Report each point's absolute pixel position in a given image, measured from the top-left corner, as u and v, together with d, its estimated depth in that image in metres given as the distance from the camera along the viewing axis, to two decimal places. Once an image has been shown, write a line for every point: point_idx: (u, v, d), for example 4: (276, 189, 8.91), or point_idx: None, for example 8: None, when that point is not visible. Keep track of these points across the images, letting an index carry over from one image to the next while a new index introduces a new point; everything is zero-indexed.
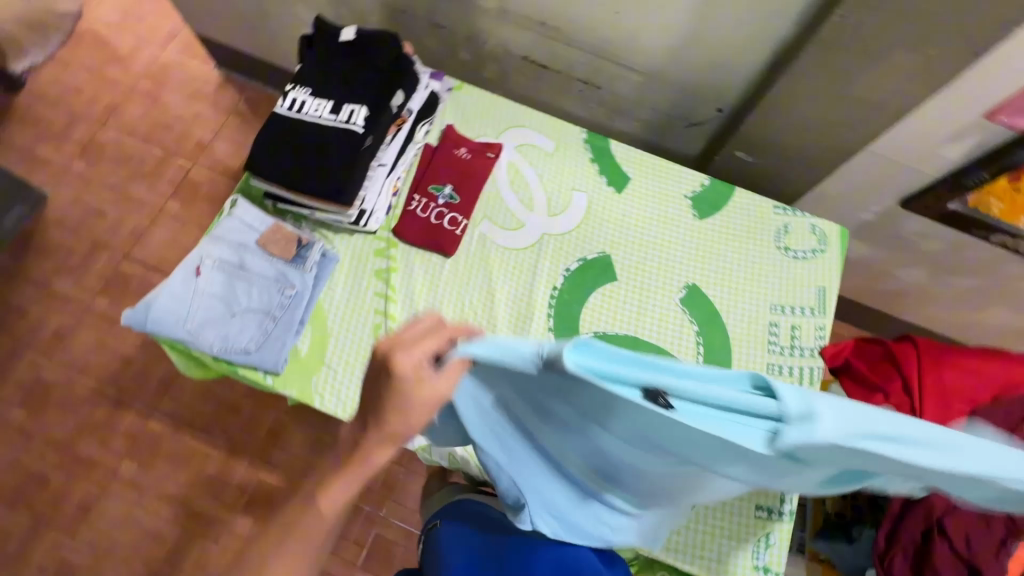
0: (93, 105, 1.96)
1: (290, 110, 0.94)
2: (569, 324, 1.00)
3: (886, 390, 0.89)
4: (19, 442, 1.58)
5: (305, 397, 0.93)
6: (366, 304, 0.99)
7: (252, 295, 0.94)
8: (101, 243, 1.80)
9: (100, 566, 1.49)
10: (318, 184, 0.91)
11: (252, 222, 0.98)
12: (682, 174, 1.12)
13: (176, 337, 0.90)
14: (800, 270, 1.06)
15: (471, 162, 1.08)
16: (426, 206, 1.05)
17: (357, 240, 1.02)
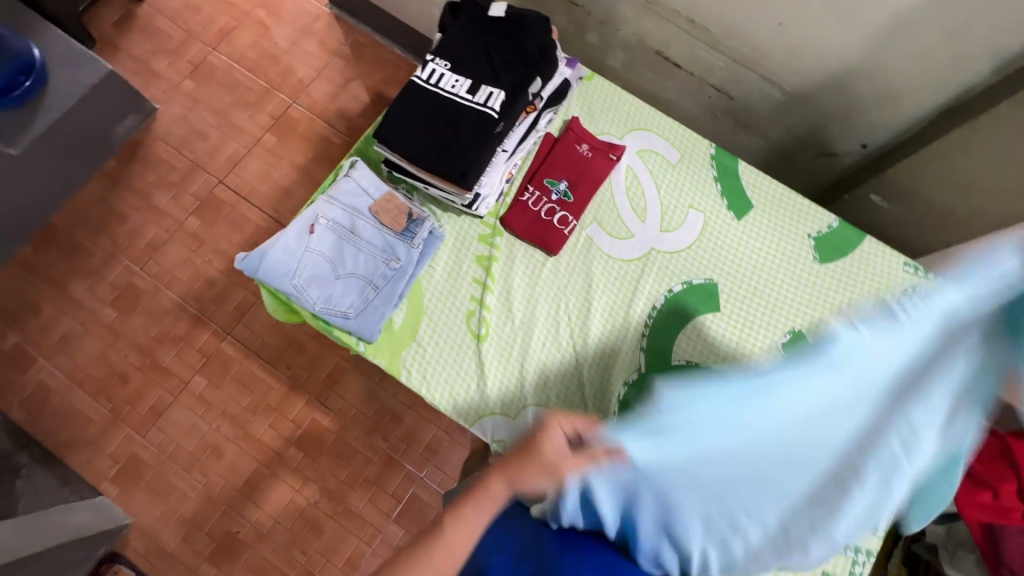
0: (208, 25, 1.99)
1: (427, 82, 0.91)
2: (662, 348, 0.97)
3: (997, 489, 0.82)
4: (107, 338, 1.71)
5: (393, 370, 0.94)
6: (464, 288, 0.99)
7: (358, 261, 0.95)
8: (199, 165, 1.86)
9: (163, 467, 1.62)
10: (444, 164, 0.89)
11: (368, 188, 0.97)
12: (811, 211, 1.05)
13: (283, 290, 0.92)
14: None
15: (590, 161, 1.04)
16: (538, 200, 1.02)
17: (464, 222, 1.02)
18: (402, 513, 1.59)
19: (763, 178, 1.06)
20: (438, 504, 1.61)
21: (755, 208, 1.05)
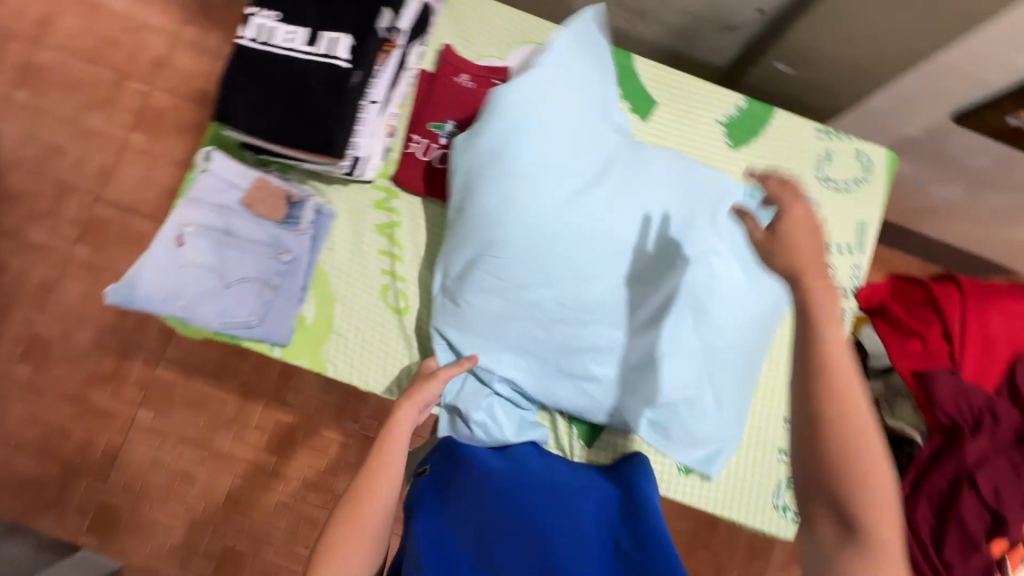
0: (22, 19, 1.69)
1: (255, 42, 0.77)
2: None
3: (925, 336, 0.85)
4: (30, 396, 1.58)
5: (317, 367, 0.88)
6: (371, 263, 0.91)
7: (245, 264, 0.85)
8: (67, 185, 1.65)
9: (137, 506, 1.56)
10: (302, 133, 0.77)
11: (232, 178, 0.86)
12: (716, 94, 0.98)
13: (169, 314, 0.82)
14: (841, 203, 0.97)
15: (474, 91, 0.92)
16: (427, 149, 0.92)
17: (353, 192, 0.92)
18: None
19: (661, 69, 0.98)
20: None
21: (659, 104, 0.98)
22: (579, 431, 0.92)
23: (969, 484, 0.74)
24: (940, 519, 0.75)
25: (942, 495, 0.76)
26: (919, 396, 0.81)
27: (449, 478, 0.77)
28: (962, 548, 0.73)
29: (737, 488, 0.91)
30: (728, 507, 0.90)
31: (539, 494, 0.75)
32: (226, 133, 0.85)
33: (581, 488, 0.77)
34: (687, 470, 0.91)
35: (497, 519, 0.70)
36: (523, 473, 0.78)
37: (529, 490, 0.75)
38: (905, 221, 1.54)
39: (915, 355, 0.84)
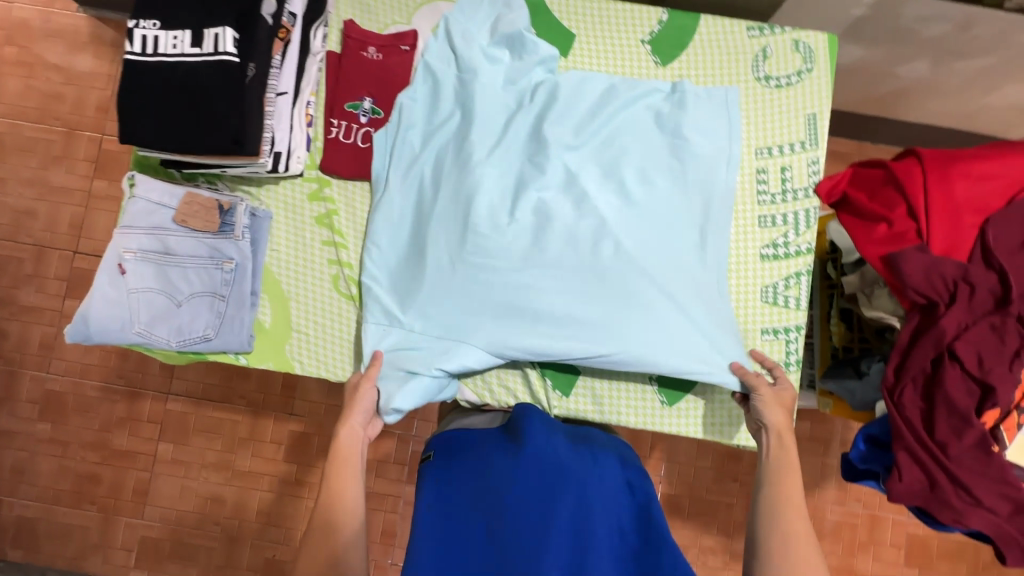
0: None
1: (143, 54, 0.76)
2: None
3: (890, 218, 0.80)
4: (56, 450, 1.64)
5: (284, 366, 0.89)
6: (317, 256, 0.90)
7: (191, 279, 0.86)
8: (45, 244, 1.68)
9: (177, 535, 1.62)
10: (211, 137, 0.76)
11: (161, 198, 0.85)
12: (637, 15, 0.93)
13: (130, 341, 0.84)
14: (787, 100, 0.92)
15: (384, 63, 0.91)
16: (348, 131, 0.91)
17: (285, 188, 0.91)
18: (411, 472, 1.61)
19: (574, 1, 0.94)
20: None
21: (579, 39, 0.94)
22: (555, 383, 0.89)
23: (951, 360, 0.71)
24: (928, 402, 0.73)
25: (927, 376, 0.73)
26: (890, 281, 0.77)
27: (467, 468, 0.74)
28: (955, 426, 0.71)
29: (727, 414, 0.89)
30: (721, 432, 0.89)
31: (539, 485, 0.69)
32: (144, 154, 0.85)
33: (588, 475, 0.72)
34: (671, 402, 0.89)
35: (498, 516, 0.69)
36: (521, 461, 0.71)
37: (527, 485, 0.69)
38: (879, 112, 1.46)
39: (883, 240, 0.80)
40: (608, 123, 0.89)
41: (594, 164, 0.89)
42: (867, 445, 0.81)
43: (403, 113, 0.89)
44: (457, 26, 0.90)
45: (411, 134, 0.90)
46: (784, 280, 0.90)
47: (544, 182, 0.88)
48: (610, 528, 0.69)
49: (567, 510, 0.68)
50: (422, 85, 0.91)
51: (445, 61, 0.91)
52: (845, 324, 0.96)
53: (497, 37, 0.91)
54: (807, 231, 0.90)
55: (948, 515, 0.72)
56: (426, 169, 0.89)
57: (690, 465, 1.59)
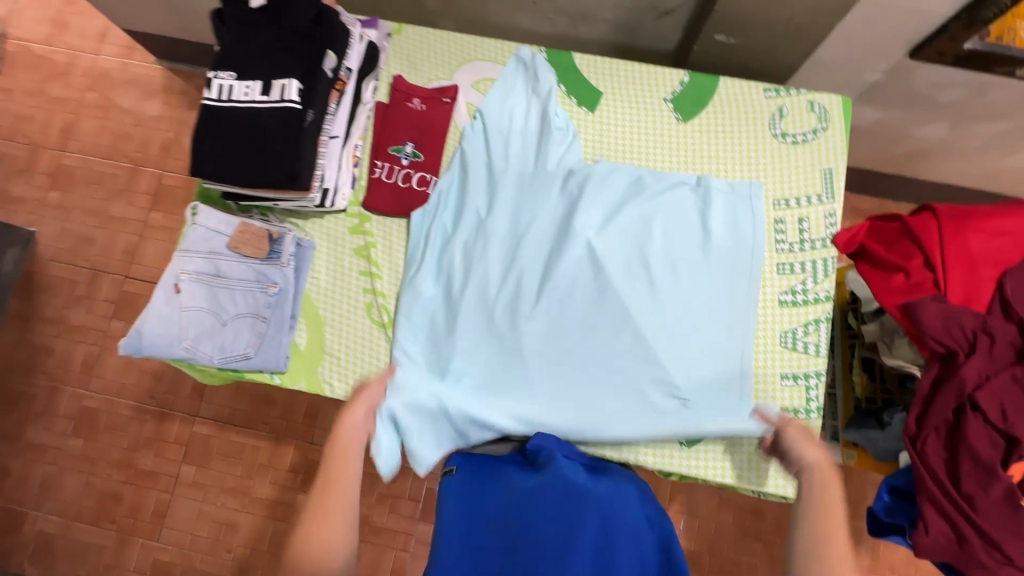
0: (48, 129, 1.90)
1: (218, 99, 0.86)
2: None
3: (907, 269, 0.82)
4: (84, 466, 1.69)
5: (315, 388, 0.93)
6: (354, 285, 0.96)
7: (237, 301, 0.92)
8: (99, 268, 1.80)
9: (189, 560, 1.62)
10: (270, 172, 0.84)
11: (218, 226, 0.94)
12: (662, 80, 1.01)
13: (176, 356, 0.90)
14: (802, 155, 0.97)
15: (426, 112, 1.00)
16: (391, 171, 0.99)
17: (329, 221, 0.98)
18: (425, 510, 1.60)
19: (604, 68, 1.03)
20: None
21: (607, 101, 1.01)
22: None
23: (973, 412, 0.70)
24: (952, 453, 0.72)
25: (950, 427, 0.73)
26: (908, 330, 0.78)
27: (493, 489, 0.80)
28: (980, 478, 0.69)
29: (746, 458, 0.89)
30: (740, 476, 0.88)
31: (565, 502, 0.76)
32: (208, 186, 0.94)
33: (611, 498, 0.78)
34: (689, 443, 0.90)
35: (519, 534, 0.75)
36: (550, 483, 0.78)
37: (555, 501, 0.76)
38: (899, 171, 1.50)
39: (900, 290, 0.81)
40: (633, 212, 0.95)
41: (616, 250, 0.94)
42: (891, 496, 0.79)
43: (439, 194, 0.97)
44: (492, 116, 0.99)
45: (446, 215, 0.97)
46: (803, 326, 0.92)
47: (571, 264, 0.93)
48: (630, 552, 0.74)
49: (589, 530, 0.74)
50: (457, 168, 0.98)
51: (478, 146, 0.98)
52: (867, 374, 0.97)
53: (530, 130, 0.99)
54: (825, 279, 0.93)
55: (978, 572, 0.70)
56: (458, 247, 0.96)
57: (710, 520, 1.54)
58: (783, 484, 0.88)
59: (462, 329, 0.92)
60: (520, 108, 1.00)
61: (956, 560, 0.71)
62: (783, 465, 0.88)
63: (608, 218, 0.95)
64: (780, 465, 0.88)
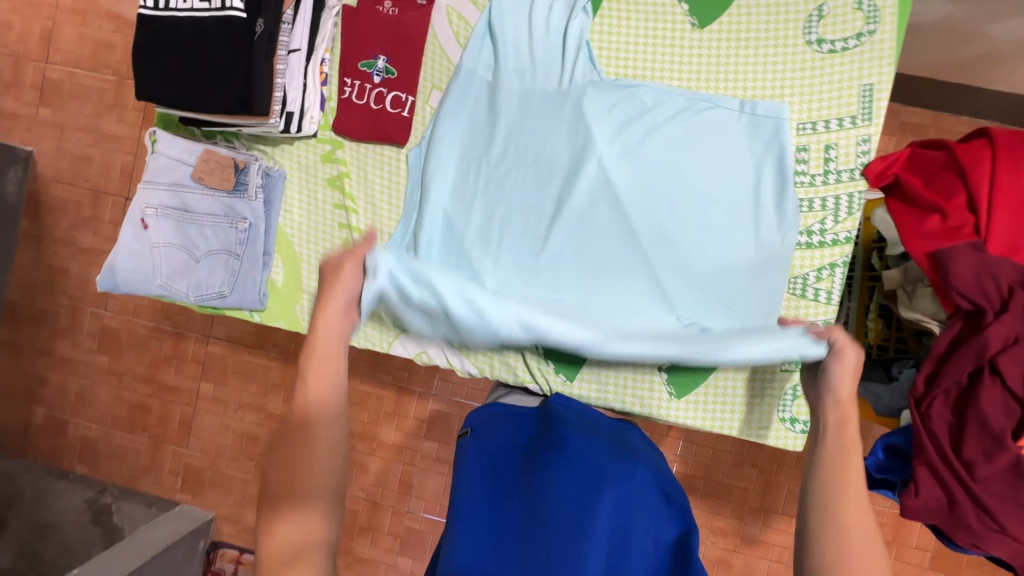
0: (29, 39, 1.79)
1: (154, 8, 0.76)
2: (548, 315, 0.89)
3: (945, 209, 0.71)
4: (113, 380, 1.79)
5: (294, 326, 0.91)
6: (329, 219, 0.91)
7: (208, 237, 0.88)
8: (100, 189, 1.78)
9: (216, 464, 1.76)
10: (220, 93, 0.76)
11: (180, 155, 0.87)
12: (682, 57, 0.85)
13: (153, 293, 0.88)
14: (838, 67, 0.82)
15: (399, 18, 0.87)
16: (362, 91, 0.88)
17: (299, 148, 0.90)
18: (429, 429, 1.66)
19: (611, 25, 0.86)
20: (458, 412, 1.65)
21: (628, 69, 0.86)
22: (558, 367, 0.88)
23: (992, 376, 0.63)
24: (959, 418, 0.66)
25: (961, 390, 0.66)
26: (933, 281, 0.69)
27: (497, 474, 0.72)
28: (986, 446, 0.64)
29: (736, 411, 0.85)
30: (729, 429, 0.85)
31: (578, 487, 0.66)
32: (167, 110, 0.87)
33: (623, 473, 0.70)
34: (678, 394, 0.86)
35: (538, 523, 0.65)
36: (564, 461, 0.69)
37: (570, 480, 0.67)
38: (963, 79, 1.27)
39: (936, 234, 0.70)
40: (667, 152, 0.84)
41: (657, 183, 0.84)
42: (886, 454, 0.75)
43: (440, 144, 0.88)
44: (507, 33, 0.86)
45: (454, 165, 0.89)
46: (816, 272, 0.83)
47: (606, 205, 0.86)
48: (647, 537, 0.66)
49: (606, 516, 0.65)
50: (480, 105, 0.88)
51: (484, 61, 0.87)
52: (883, 322, 0.88)
53: (543, 68, 0.86)
54: (848, 218, 0.82)
55: (966, 537, 0.67)
56: (475, 209, 0.88)
57: (708, 447, 1.56)
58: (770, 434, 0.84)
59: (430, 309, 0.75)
60: (559, 3, 0.85)
61: (944, 523, 0.68)
62: (778, 417, 0.83)
63: (640, 159, 0.85)
64: (774, 417, 0.83)
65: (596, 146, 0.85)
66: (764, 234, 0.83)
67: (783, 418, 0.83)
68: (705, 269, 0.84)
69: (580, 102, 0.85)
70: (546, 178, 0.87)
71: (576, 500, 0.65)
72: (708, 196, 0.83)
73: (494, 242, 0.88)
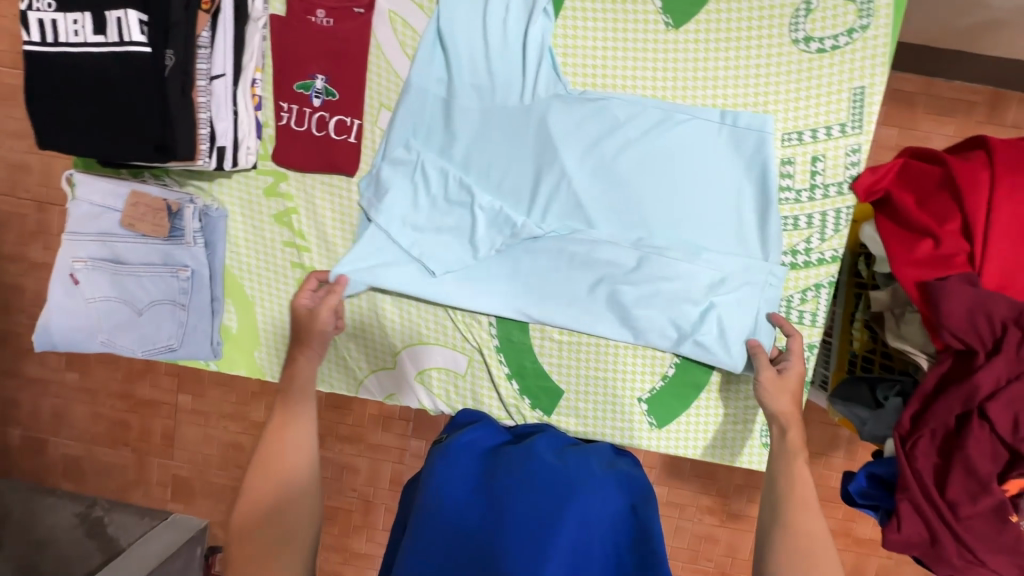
0: None
1: (42, 42, 0.66)
2: (522, 360, 0.84)
3: (937, 235, 0.66)
4: (88, 397, 1.74)
5: (255, 373, 0.86)
6: (279, 258, 0.84)
7: (147, 288, 0.80)
8: (44, 200, 1.60)
9: (203, 474, 1.74)
10: (134, 140, 0.68)
11: (104, 200, 0.78)
12: (658, 63, 0.76)
13: (97, 350, 0.82)
14: (827, 69, 0.74)
15: (336, 30, 0.76)
16: (301, 116, 0.79)
17: (238, 182, 0.82)
18: (417, 428, 1.55)
19: (576, 30, 0.77)
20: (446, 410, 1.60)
21: (597, 79, 0.78)
22: (535, 402, 0.85)
23: (980, 421, 0.61)
24: (945, 457, 0.65)
25: (949, 431, 0.64)
26: (923, 315, 0.66)
27: (460, 466, 0.65)
28: (971, 488, 0.63)
29: (719, 438, 0.83)
30: (712, 455, 0.84)
31: (542, 488, 0.61)
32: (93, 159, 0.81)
33: (590, 483, 0.64)
34: (659, 423, 0.83)
35: (501, 517, 0.58)
36: (531, 463, 0.64)
37: (535, 480, 0.62)
38: None
39: (926, 264, 0.66)
40: (642, 172, 0.77)
41: (630, 203, 0.78)
42: (869, 481, 0.73)
43: (389, 169, 0.79)
44: (459, 43, 0.76)
45: (405, 194, 0.79)
46: (800, 293, 0.79)
47: (579, 231, 0.79)
48: (604, 548, 0.60)
49: (570, 519, 0.58)
50: (434, 126, 0.79)
51: (435, 77, 0.78)
52: (869, 333, 0.83)
53: (502, 81, 0.77)
54: (835, 236, 0.77)
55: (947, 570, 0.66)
56: (432, 243, 0.80)
57: None
58: (736, 451, 0.83)
59: (412, 192, 0.80)
60: (517, 2, 0.75)
61: (925, 555, 0.67)
62: (759, 442, 0.83)
63: (611, 179, 0.78)
64: (755, 442, 0.83)
65: (564, 166, 0.77)
66: (747, 246, 0.77)
67: (765, 443, 0.82)
68: (682, 300, 0.78)
69: (545, 119, 0.77)
70: (512, 204, 0.80)
71: (536, 495, 0.60)
72: (684, 219, 0.77)
73: (457, 272, 0.81)
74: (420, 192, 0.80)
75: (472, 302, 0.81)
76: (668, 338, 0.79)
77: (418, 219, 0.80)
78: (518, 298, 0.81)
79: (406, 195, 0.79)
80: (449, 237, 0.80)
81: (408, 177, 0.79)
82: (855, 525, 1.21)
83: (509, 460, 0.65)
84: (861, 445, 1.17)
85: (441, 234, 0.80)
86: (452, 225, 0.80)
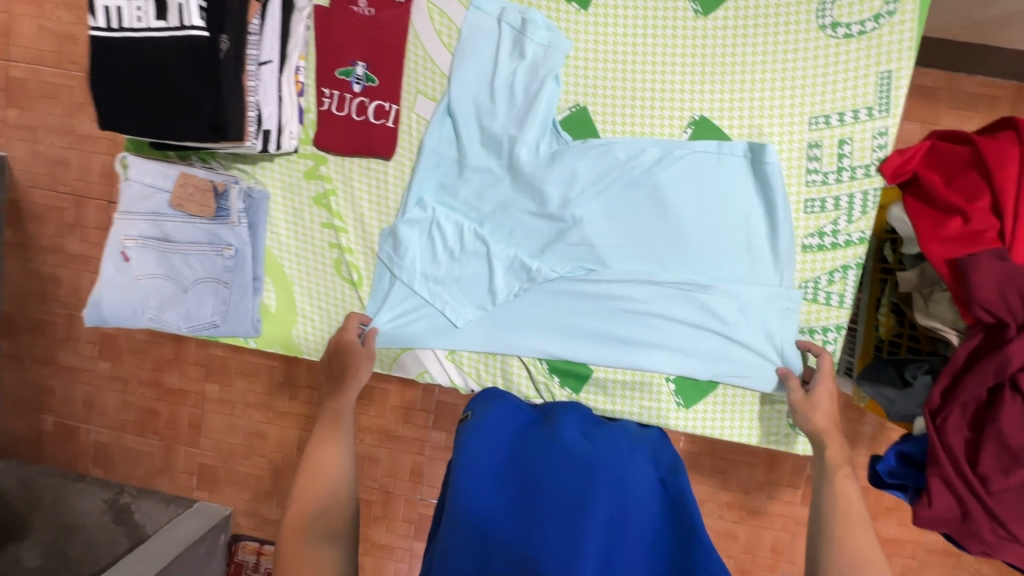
0: None
1: (107, 28, 0.71)
2: None
3: (966, 212, 0.67)
4: (118, 387, 1.74)
5: (292, 351, 0.89)
6: (318, 239, 0.87)
7: (194, 266, 0.84)
8: (81, 194, 1.63)
9: (229, 462, 1.73)
10: (190, 120, 0.72)
11: (154, 181, 0.82)
12: (657, 119, 0.81)
13: (144, 326, 0.85)
14: (852, 54, 0.75)
15: (376, 19, 0.80)
16: (341, 101, 0.82)
17: (280, 165, 0.86)
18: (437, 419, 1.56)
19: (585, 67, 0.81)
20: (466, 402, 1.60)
21: (600, 127, 0.82)
22: (563, 380, 0.87)
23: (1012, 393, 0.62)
24: (975, 430, 0.66)
25: (979, 405, 0.66)
26: (953, 290, 0.66)
27: (488, 446, 0.65)
28: (1003, 461, 0.63)
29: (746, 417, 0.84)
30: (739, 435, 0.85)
31: (571, 469, 0.61)
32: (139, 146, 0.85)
33: (618, 463, 0.64)
34: (687, 403, 0.85)
35: (533, 498, 0.58)
36: (559, 447, 0.64)
37: (565, 461, 0.62)
38: None
39: (955, 240, 0.66)
40: (648, 219, 0.80)
41: (639, 247, 0.81)
42: (897, 461, 0.74)
43: (408, 229, 0.83)
44: (464, 103, 0.80)
45: (424, 250, 0.84)
46: (827, 275, 0.80)
47: (594, 271, 0.82)
48: (643, 529, 0.60)
49: (603, 499, 0.58)
50: (447, 177, 0.83)
51: (445, 132, 0.82)
52: (895, 317, 0.83)
53: (507, 133, 0.80)
54: (862, 218, 0.78)
55: (978, 545, 0.67)
56: (452, 289, 0.84)
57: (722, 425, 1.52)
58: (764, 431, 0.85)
59: (429, 251, 0.84)
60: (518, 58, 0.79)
61: (954, 531, 0.68)
62: (785, 422, 0.84)
63: (621, 224, 0.80)
64: (782, 422, 0.84)
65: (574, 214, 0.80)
66: (757, 255, 0.79)
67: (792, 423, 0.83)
68: (697, 325, 0.80)
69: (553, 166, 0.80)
70: (526, 250, 0.83)
71: (565, 478, 0.60)
72: (695, 255, 0.80)
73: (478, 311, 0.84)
74: (437, 242, 0.84)
75: (495, 338, 0.85)
76: (683, 337, 0.81)
77: (438, 263, 0.84)
78: (540, 337, 0.84)
79: (424, 251, 0.84)
80: (469, 284, 0.84)
81: (424, 235, 0.84)
82: (884, 518, 1.19)
83: (538, 444, 0.65)
84: (888, 436, 1.16)
85: (461, 283, 0.84)
86: (470, 275, 0.84)
